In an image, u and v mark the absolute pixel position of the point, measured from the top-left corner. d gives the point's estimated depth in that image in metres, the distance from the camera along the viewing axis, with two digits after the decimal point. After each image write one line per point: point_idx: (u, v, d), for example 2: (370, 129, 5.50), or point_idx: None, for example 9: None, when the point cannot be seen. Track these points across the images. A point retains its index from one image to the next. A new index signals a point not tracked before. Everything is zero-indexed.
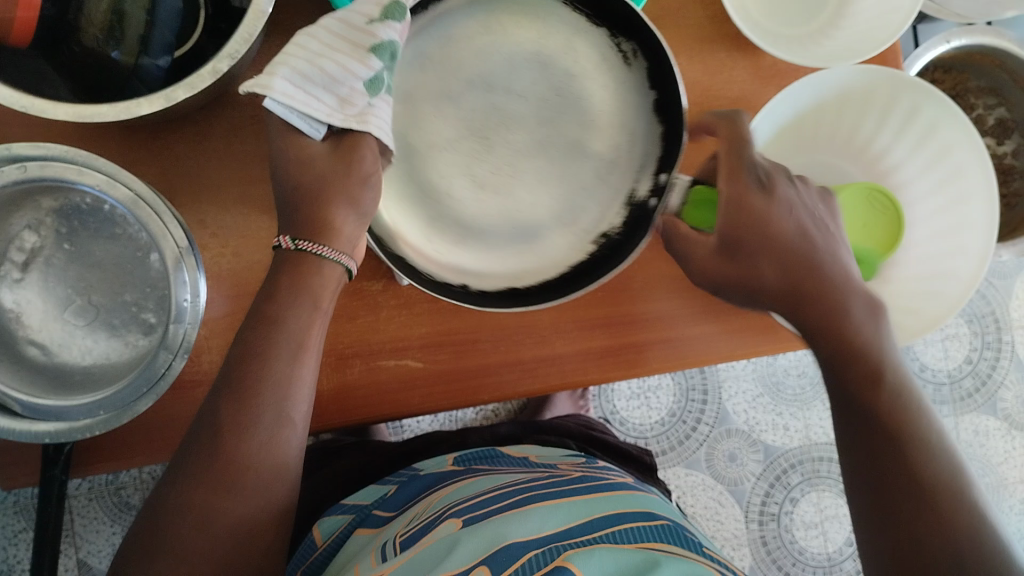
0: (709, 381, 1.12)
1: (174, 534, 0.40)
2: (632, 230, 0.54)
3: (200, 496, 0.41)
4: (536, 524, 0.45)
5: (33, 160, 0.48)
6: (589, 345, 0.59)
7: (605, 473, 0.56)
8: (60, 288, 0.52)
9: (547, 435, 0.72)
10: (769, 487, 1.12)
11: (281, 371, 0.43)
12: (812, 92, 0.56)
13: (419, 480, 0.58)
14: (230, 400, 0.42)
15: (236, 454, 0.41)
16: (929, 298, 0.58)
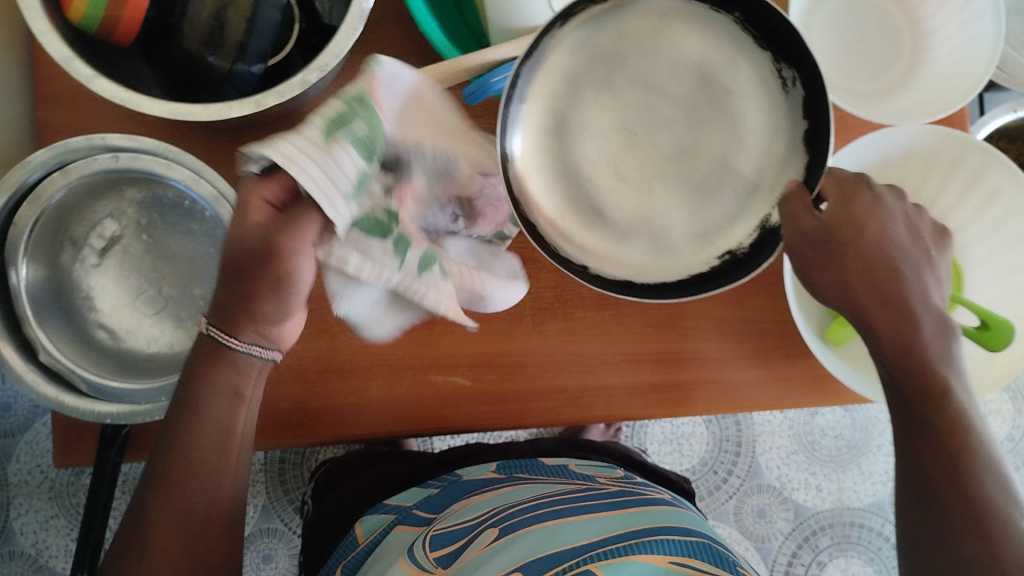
0: (744, 433, 1.11)
1: (140, 546, 0.42)
2: (755, 255, 0.48)
3: (165, 506, 0.42)
4: (574, 532, 0.46)
5: (125, 151, 0.50)
6: (636, 380, 0.60)
7: (643, 487, 0.56)
8: (132, 276, 0.55)
9: (587, 451, 0.72)
10: (797, 548, 1.10)
11: (213, 385, 0.42)
12: (878, 147, 0.57)
13: (460, 485, 0.58)
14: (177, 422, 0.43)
15: (184, 466, 0.43)
16: (980, 361, 0.57)
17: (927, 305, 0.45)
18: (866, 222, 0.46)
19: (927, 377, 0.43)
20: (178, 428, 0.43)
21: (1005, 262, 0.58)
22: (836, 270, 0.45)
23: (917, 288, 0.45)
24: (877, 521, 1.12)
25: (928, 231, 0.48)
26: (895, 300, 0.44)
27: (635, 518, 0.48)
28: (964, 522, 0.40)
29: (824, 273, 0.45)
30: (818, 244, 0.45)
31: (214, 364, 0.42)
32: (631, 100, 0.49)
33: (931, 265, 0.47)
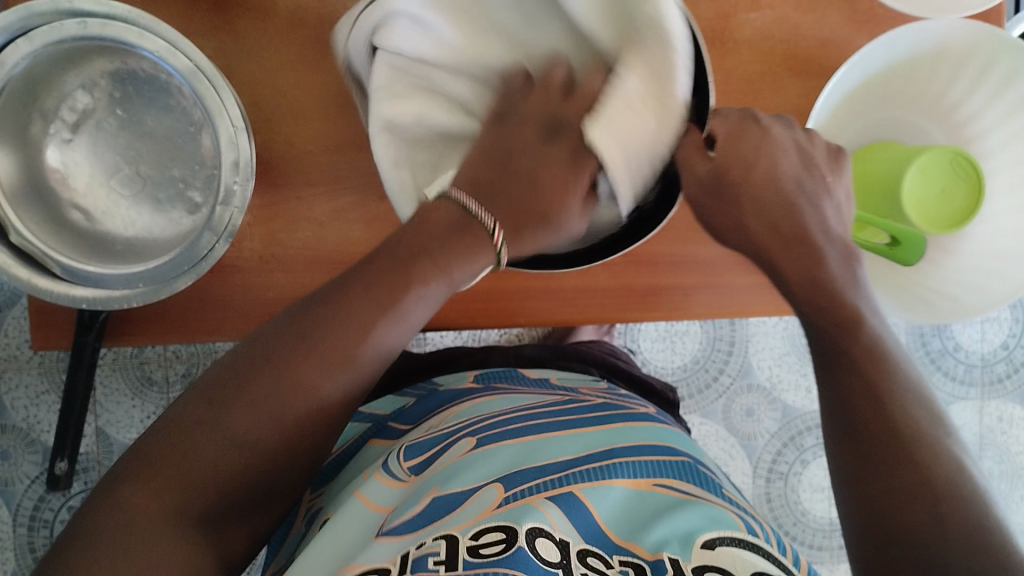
0: (738, 334, 1.11)
1: (253, 388, 0.38)
2: (662, 203, 0.45)
3: (291, 371, 0.39)
4: (554, 450, 0.48)
5: (94, 17, 0.46)
6: (631, 283, 0.58)
7: (627, 402, 0.60)
8: (108, 153, 0.51)
9: (570, 362, 0.74)
10: (782, 446, 1.12)
11: (401, 284, 0.41)
12: (909, 41, 0.53)
13: (438, 396, 0.62)
14: (357, 292, 0.41)
15: (338, 339, 0.40)
16: (991, 275, 0.56)
17: (833, 235, 0.47)
18: (762, 156, 0.47)
19: (834, 302, 0.44)
20: (334, 307, 0.40)
21: None
22: (738, 208, 0.47)
23: (816, 221, 0.46)
24: None
25: (823, 155, 0.49)
26: (794, 234, 0.46)
27: (614, 438, 0.50)
28: (949, 448, 0.39)
29: (725, 221, 0.47)
30: (723, 181, 0.46)
31: (456, 243, 0.42)
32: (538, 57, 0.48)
33: (833, 190, 0.48)
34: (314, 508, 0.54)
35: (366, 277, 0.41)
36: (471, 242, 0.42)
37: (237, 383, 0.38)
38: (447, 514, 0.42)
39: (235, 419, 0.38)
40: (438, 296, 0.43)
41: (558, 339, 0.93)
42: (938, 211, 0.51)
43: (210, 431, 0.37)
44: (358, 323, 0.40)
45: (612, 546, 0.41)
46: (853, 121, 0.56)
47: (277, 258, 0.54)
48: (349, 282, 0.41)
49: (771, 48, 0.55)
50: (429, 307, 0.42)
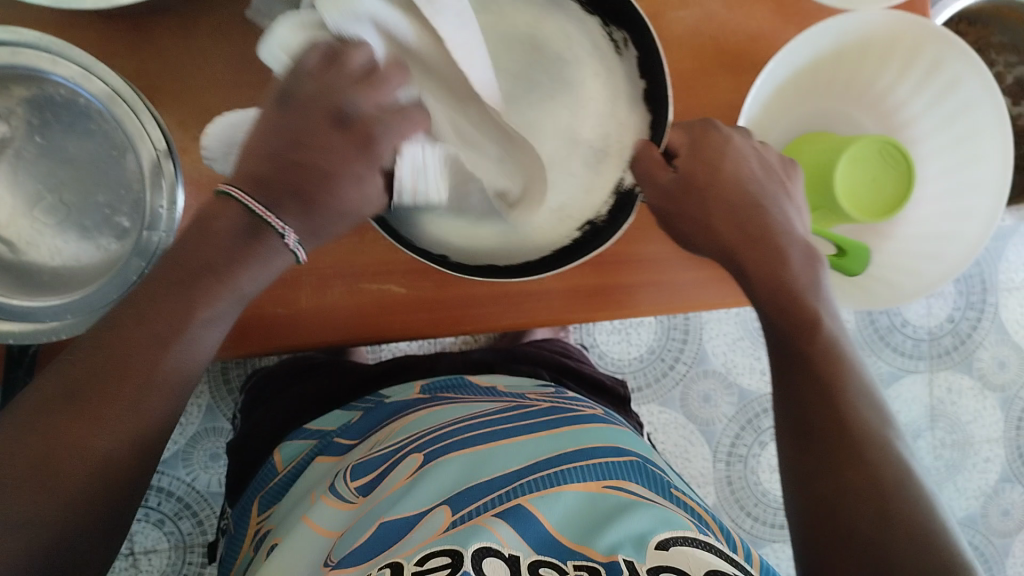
0: (691, 322, 1.12)
1: (57, 418, 0.36)
2: (615, 217, 0.52)
3: (86, 401, 0.37)
4: (500, 461, 0.48)
5: (4, 45, 0.44)
6: (577, 283, 0.58)
7: (574, 403, 0.60)
8: (29, 184, 0.49)
9: (519, 364, 0.74)
10: (740, 430, 1.13)
11: (189, 300, 0.40)
12: (833, 34, 0.53)
13: (383, 409, 0.63)
14: (142, 312, 0.39)
15: (140, 350, 0.38)
16: (927, 259, 0.57)
17: (789, 231, 0.49)
18: (724, 164, 0.50)
19: (801, 306, 0.47)
20: (125, 325, 0.39)
21: (957, 154, 0.56)
22: (701, 210, 0.50)
23: (779, 219, 0.50)
24: None
25: (777, 161, 0.52)
26: (758, 234, 0.49)
27: (564, 442, 0.50)
28: None
29: (689, 224, 0.51)
30: (674, 191, 0.50)
31: (251, 254, 0.42)
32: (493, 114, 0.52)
33: (790, 194, 0.51)
34: (263, 532, 0.54)
35: (154, 291, 0.40)
36: (262, 250, 0.42)
37: (44, 420, 0.36)
38: (395, 541, 0.43)
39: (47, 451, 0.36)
40: (228, 308, 0.42)
41: (513, 339, 0.93)
42: (870, 197, 0.51)
43: (30, 482, 0.35)
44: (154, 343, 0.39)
45: (565, 552, 0.41)
46: (787, 112, 0.57)
47: None
48: (135, 300, 0.40)
49: (703, 44, 0.55)
50: (222, 315, 0.42)
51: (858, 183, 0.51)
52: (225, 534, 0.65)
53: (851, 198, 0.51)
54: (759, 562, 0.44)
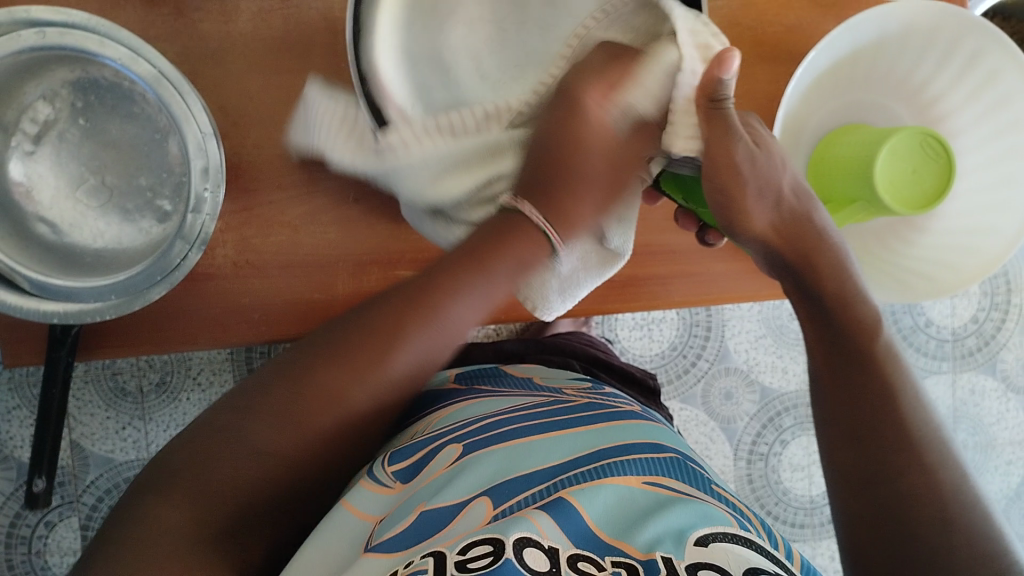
0: (714, 319, 1.12)
1: (296, 394, 0.41)
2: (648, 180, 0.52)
3: (321, 383, 0.41)
4: (540, 454, 0.49)
5: (52, 26, 0.45)
6: (611, 274, 0.59)
7: (609, 398, 0.61)
8: (73, 165, 0.50)
9: (549, 353, 0.75)
10: (761, 427, 1.13)
11: (445, 297, 0.43)
12: (873, 27, 0.53)
13: (417, 400, 0.63)
14: (399, 307, 0.43)
15: (377, 348, 0.41)
16: (964, 251, 0.57)
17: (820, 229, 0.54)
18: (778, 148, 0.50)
19: (851, 309, 0.49)
20: (379, 316, 0.42)
21: (994, 148, 0.56)
22: (761, 183, 0.49)
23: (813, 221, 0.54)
24: None
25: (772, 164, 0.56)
26: (815, 232, 0.50)
27: (601, 439, 0.51)
28: None
29: (744, 207, 0.49)
30: (743, 168, 0.47)
31: (513, 242, 0.45)
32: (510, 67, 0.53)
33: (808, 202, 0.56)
34: None
35: (415, 282, 0.44)
36: (516, 245, 0.45)
37: (264, 395, 0.41)
38: (436, 529, 0.42)
39: (258, 424, 0.40)
40: (480, 309, 0.44)
41: (537, 332, 0.94)
42: (914, 188, 0.51)
43: (230, 442, 0.39)
44: (388, 335, 0.42)
45: (604, 547, 0.41)
46: (824, 103, 0.57)
47: (252, 264, 0.53)
48: (383, 300, 0.44)
49: (739, 34, 0.55)
50: (475, 311, 0.44)
51: (900, 177, 0.51)
52: None
53: (902, 196, 0.51)
54: (800, 562, 0.44)
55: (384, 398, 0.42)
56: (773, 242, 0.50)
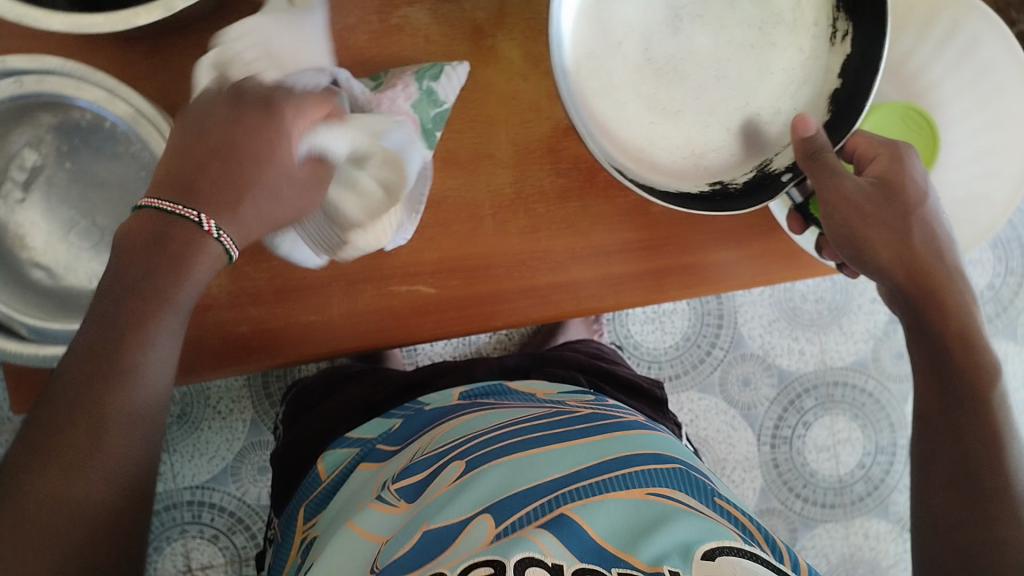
0: (725, 306, 1.11)
1: (42, 464, 0.37)
2: (748, 194, 0.55)
3: (60, 451, 0.37)
4: (546, 463, 0.49)
5: (28, 73, 0.45)
6: (608, 271, 0.59)
7: (616, 409, 0.60)
8: (63, 209, 0.51)
9: (556, 367, 0.75)
10: (782, 411, 1.12)
11: (136, 332, 0.39)
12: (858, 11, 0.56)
13: (424, 415, 0.65)
14: (110, 321, 0.39)
15: (105, 384, 0.38)
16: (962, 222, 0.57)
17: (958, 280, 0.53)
18: (916, 177, 0.54)
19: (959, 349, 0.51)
20: (106, 347, 0.39)
21: (983, 116, 0.58)
22: (895, 231, 0.53)
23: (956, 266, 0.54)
24: (859, 378, 1.14)
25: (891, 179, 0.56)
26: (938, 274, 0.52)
27: (610, 449, 0.50)
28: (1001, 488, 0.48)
29: (871, 240, 0.52)
30: (863, 206, 0.52)
31: (180, 258, 0.40)
32: (672, 83, 0.57)
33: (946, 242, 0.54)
34: (309, 539, 0.55)
35: (112, 311, 0.39)
36: (187, 248, 0.40)
37: (15, 486, 0.36)
38: (440, 547, 0.44)
39: (19, 535, 0.35)
40: (176, 323, 0.41)
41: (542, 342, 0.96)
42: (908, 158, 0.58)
43: (9, 543, 0.35)
44: (124, 358, 0.39)
45: (609, 561, 0.41)
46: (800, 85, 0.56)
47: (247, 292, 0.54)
48: (86, 338, 0.39)
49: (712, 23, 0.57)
50: (172, 345, 0.41)
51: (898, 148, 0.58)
52: (270, 545, 0.66)
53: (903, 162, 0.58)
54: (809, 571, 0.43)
55: (141, 437, 0.40)
56: (901, 282, 0.53)
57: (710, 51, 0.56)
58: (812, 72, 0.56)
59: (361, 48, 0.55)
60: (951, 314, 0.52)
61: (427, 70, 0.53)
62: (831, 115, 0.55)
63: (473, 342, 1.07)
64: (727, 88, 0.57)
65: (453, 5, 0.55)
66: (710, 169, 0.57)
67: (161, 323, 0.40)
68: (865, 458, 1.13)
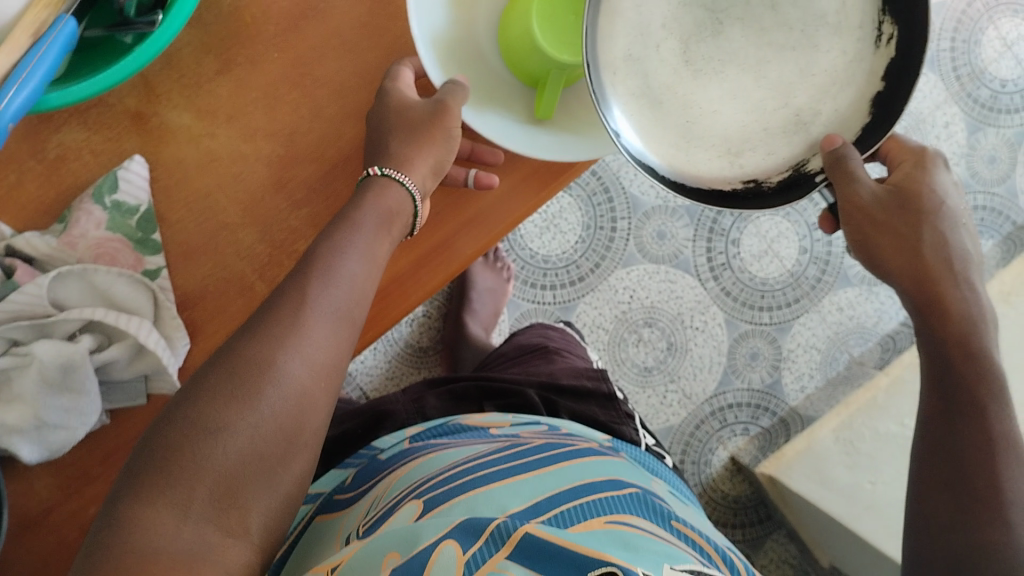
0: (606, 178, 1.07)
1: (190, 414, 0.40)
2: (782, 193, 0.50)
3: (210, 405, 0.40)
4: (500, 501, 0.43)
5: None
6: (397, 268, 0.56)
7: (569, 437, 0.57)
8: None
9: (500, 389, 0.71)
10: (707, 243, 1.10)
11: (303, 321, 0.44)
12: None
13: (371, 468, 0.57)
14: (253, 327, 0.43)
15: (256, 349, 0.42)
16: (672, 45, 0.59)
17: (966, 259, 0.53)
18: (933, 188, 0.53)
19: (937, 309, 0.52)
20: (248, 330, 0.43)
21: None
22: (912, 240, 0.52)
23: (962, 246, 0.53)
24: None
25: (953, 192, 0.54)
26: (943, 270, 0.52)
27: (561, 480, 0.47)
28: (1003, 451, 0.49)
29: (878, 246, 0.52)
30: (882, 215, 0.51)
31: (311, 276, 0.45)
32: (702, 77, 0.50)
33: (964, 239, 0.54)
34: None
35: (272, 310, 0.44)
36: (324, 267, 0.46)
37: (182, 441, 0.39)
38: None
39: (167, 494, 0.38)
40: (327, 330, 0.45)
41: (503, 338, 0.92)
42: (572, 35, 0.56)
43: (176, 478, 0.38)
44: (289, 337, 0.43)
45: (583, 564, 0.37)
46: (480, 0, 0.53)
47: (74, 483, 0.53)
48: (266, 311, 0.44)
49: None
50: (331, 330, 0.45)
51: None
52: None
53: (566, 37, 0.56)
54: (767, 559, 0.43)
55: (296, 416, 0.42)
56: (910, 291, 0.53)
57: (749, 51, 0.49)
58: (856, 74, 0.48)
59: (39, 198, 0.51)
60: (947, 296, 0.51)
61: (102, 185, 0.50)
62: (872, 116, 0.48)
63: (397, 337, 1.05)
64: (764, 90, 0.49)
65: (98, 106, 0.51)
66: (747, 168, 0.50)
67: (316, 319, 0.44)
68: (804, 243, 1.10)
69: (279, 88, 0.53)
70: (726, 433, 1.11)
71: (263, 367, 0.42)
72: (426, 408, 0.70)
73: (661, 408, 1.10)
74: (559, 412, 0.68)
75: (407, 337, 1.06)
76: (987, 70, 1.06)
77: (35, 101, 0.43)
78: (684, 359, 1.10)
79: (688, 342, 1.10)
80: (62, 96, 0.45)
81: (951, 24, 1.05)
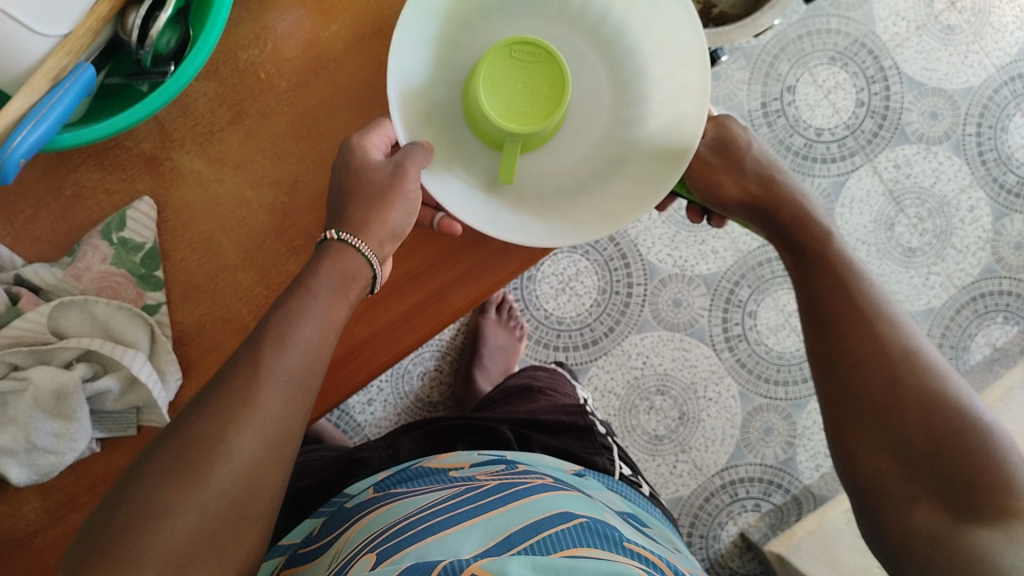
0: (622, 244, 1.08)
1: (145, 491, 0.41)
2: None
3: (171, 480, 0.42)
4: (451, 547, 0.44)
5: None
6: (391, 316, 0.59)
7: (524, 476, 0.56)
8: None
9: (478, 424, 0.73)
10: (724, 312, 1.09)
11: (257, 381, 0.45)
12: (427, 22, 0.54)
13: (341, 514, 0.59)
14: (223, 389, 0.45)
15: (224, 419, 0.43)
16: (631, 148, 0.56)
17: None
18: None
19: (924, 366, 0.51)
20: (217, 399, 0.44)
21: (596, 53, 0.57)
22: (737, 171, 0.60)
23: None
24: None
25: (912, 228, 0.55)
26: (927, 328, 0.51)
27: (512, 520, 0.47)
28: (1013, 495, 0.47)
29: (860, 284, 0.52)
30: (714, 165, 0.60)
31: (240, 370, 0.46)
32: None
33: None
34: None
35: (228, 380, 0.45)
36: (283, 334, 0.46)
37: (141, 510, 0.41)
38: None
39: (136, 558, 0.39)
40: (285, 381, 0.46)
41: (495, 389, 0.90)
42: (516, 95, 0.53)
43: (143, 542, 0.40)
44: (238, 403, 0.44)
45: None
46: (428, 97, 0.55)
47: (59, 505, 0.54)
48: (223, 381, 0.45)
49: (368, 42, 0.55)
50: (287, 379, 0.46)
51: (509, 93, 0.53)
52: None
53: (505, 107, 0.53)
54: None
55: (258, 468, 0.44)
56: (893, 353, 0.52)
57: None
58: None
59: (54, 232, 0.54)
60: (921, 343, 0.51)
61: (111, 224, 0.53)
62: None
63: (407, 391, 1.06)
64: None
65: (115, 149, 0.54)
66: None
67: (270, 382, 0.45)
68: None
69: (285, 138, 0.55)
70: (737, 507, 1.08)
71: (215, 442, 0.43)
72: (404, 449, 0.71)
73: (671, 479, 1.08)
74: (531, 446, 0.69)
75: (417, 390, 1.06)
76: (1014, 156, 1.05)
77: (49, 140, 0.46)
78: (696, 431, 1.09)
79: (700, 414, 1.09)
80: (75, 137, 0.48)
81: (978, 109, 1.05)
